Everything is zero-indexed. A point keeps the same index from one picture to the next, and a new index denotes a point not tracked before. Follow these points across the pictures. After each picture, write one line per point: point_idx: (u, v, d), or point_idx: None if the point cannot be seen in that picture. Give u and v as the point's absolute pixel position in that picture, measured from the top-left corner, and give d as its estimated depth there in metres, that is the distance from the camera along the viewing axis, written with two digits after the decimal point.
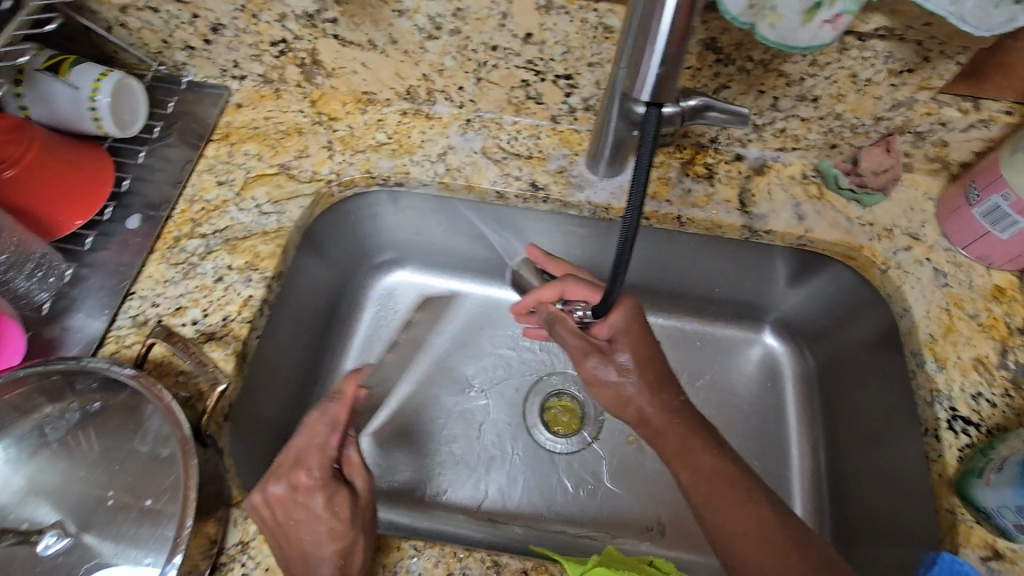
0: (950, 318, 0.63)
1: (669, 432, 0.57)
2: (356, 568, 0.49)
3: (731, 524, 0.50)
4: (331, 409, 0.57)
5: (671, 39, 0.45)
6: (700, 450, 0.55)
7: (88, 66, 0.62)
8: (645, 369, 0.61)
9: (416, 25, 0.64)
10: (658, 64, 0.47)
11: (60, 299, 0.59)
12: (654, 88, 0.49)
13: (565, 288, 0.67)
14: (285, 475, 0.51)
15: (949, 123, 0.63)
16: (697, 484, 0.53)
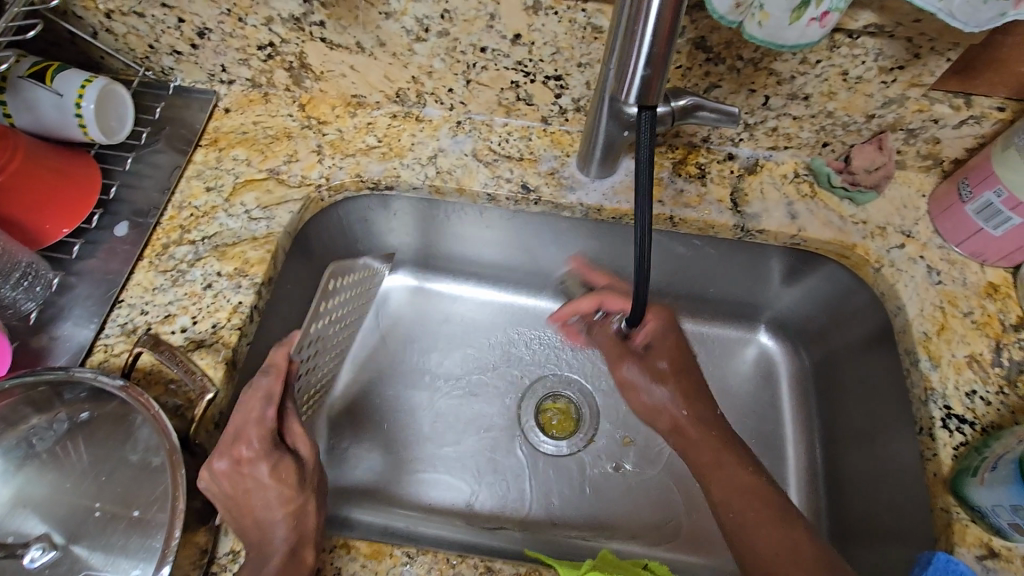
0: (944, 316, 0.63)
1: (703, 445, 0.59)
2: (310, 528, 0.50)
3: (758, 536, 0.53)
4: (265, 382, 0.51)
5: (656, 40, 0.47)
6: (735, 466, 0.57)
7: (73, 73, 0.61)
8: (680, 377, 0.63)
9: (404, 28, 0.63)
10: (643, 66, 0.49)
11: (48, 308, 0.58)
12: (641, 89, 0.51)
13: (602, 299, 0.68)
14: (228, 450, 0.49)
15: (941, 120, 0.63)
16: (728, 497, 0.56)
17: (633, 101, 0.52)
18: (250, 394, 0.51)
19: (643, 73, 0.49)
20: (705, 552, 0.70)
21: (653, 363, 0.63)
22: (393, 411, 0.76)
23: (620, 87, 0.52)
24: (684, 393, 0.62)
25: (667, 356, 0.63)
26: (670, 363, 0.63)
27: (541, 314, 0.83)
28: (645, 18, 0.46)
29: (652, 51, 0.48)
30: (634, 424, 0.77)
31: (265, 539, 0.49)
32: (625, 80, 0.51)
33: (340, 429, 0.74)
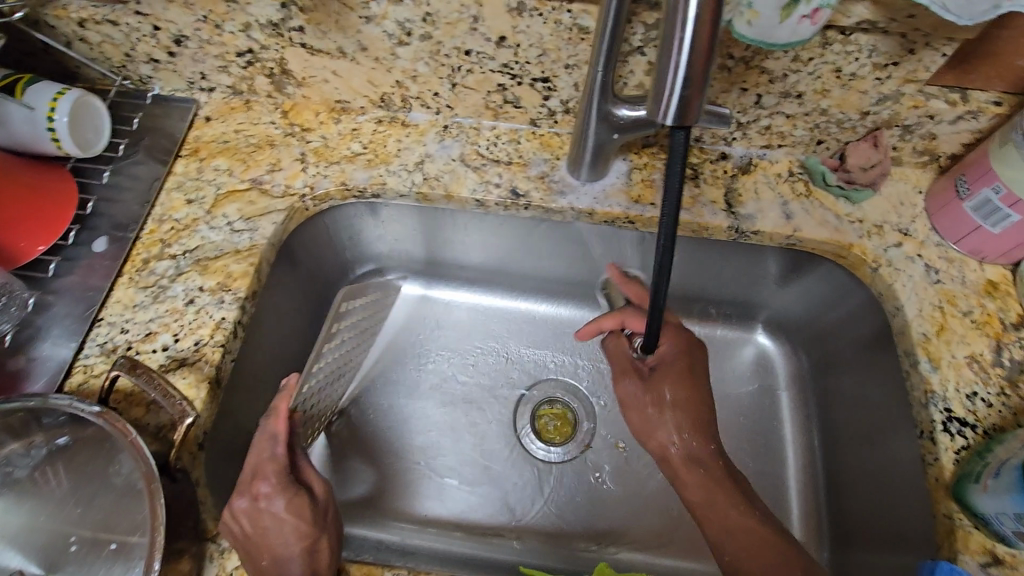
0: (943, 316, 0.62)
1: (695, 483, 0.58)
2: (325, 563, 0.48)
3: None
4: (270, 424, 0.52)
5: (694, 58, 0.39)
6: (730, 507, 0.56)
7: (45, 85, 0.60)
8: (684, 410, 0.60)
9: (385, 32, 0.61)
10: (682, 83, 0.40)
11: (24, 329, 0.56)
12: (679, 108, 0.41)
13: (626, 317, 0.66)
14: (245, 488, 0.49)
15: (937, 116, 0.62)
16: (722, 539, 0.55)
17: (668, 122, 0.42)
18: (259, 435, 0.52)
19: (682, 88, 0.40)
20: (706, 557, 0.69)
21: (657, 383, 0.62)
22: (386, 421, 0.74)
23: (653, 106, 0.42)
24: (684, 426, 0.60)
25: (674, 384, 0.61)
26: (673, 391, 0.61)
27: (534, 318, 0.81)
28: (685, 16, 0.37)
29: (694, 56, 0.38)
30: (632, 429, 0.75)
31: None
32: (659, 96, 0.41)
33: (332, 440, 0.73)
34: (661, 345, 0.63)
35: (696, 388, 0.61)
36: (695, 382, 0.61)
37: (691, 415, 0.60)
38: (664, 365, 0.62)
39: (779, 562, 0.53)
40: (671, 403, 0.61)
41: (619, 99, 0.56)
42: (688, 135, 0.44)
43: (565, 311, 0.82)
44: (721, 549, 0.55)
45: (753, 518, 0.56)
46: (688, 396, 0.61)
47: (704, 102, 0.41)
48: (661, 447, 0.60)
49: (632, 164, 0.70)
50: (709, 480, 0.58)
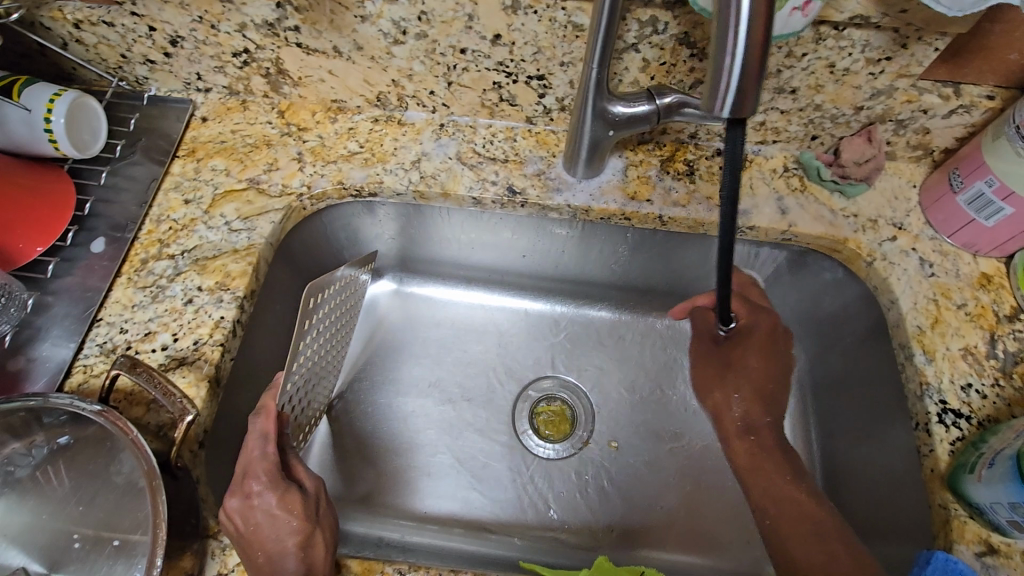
0: (938, 308, 0.62)
1: (745, 450, 0.64)
2: (320, 558, 0.48)
3: (795, 543, 0.56)
4: (260, 421, 0.52)
5: (750, 51, 0.38)
6: (778, 474, 0.61)
7: (41, 87, 0.60)
8: (753, 383, 0.66)
9: (381, 31, 0.62)
10: (738, 81, 0.39)
11: (23, 330, 0.56)
12: (734, 100, 0.40)
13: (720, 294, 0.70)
14: (237, 487, 0.49)
15: (930, 110, 0.62)
16: (765, 500, 0.60)
17: (724, 115, 0.41)
18: (248, 434, 0.52)
19: (737, 81, 0.39)
20: (706, 552, 0.69)
21: (732, 355, 0.68)
22: (386, 420, 0.75)
23: (709, 99, 0.41)
24: (748, 395, 0.66)
25: (747, 355, 0.67)
26: (742, 360, 0.67)
27: (533, 316, 0.82)
28: (739, 9, 0.36)
29: (748, 49, 0.37)
30: (630, 426, 0.76)
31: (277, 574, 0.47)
32: (714, 93, 0.41)
33: (332, 440, 0.73)
34: (742, 320, 0.68)
35: (768, 367, 0.67)
36: (767, 362, 0.67)
37: (756, 389, 0.66)
38: (740, 339, 0.68)
39: (815, 530, 0.56)
40: (741, 376, 0.67)
41: (613, 96, 0.57)
42: (744, 129, 0.45)
43: (563, 309, 0.82)
44: (761, 510, 0.60)
45: (797, 490, 0.59)
46: (757, 372, 0.67)
47: (760, 89, 0.40)
48: (721, 413, 0.68)
49: (628, 161, 0.70)
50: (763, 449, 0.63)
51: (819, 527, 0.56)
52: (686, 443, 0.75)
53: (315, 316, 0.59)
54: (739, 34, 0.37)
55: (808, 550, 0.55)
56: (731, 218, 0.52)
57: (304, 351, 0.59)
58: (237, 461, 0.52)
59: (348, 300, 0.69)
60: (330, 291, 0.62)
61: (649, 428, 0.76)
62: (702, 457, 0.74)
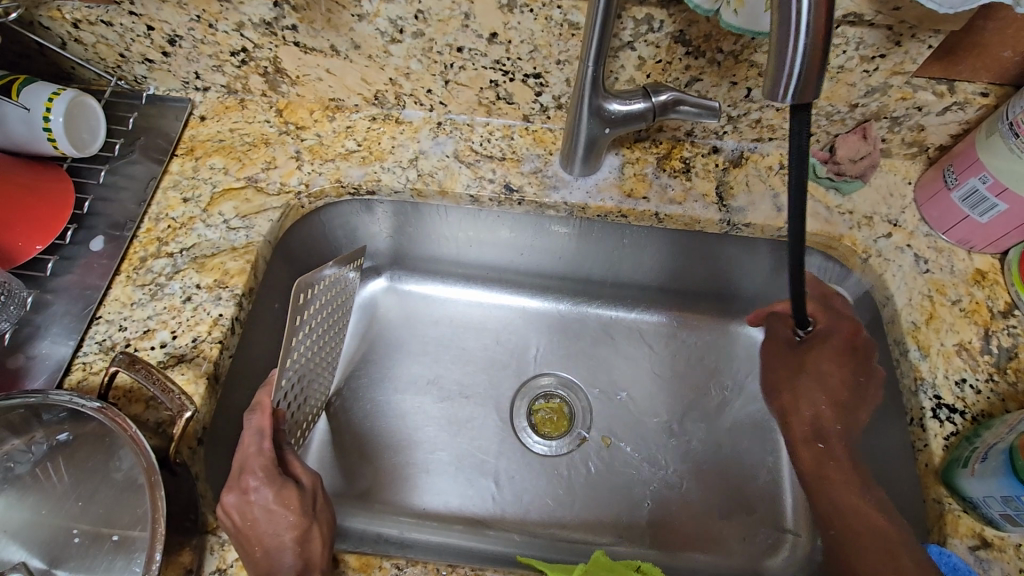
0: (932, 304, 0.63)
1: (810, 455, 0.63)
2: (318, 552, 0.48)
3: (860, 558, 0.54)
4: (257, 417, 0.53)
5: (813, 31, 0.35)
6: (848, 487, 0.59)
7: (40, 86, 0.60)
8: (827, 390, 0.64)
9: (378, 30, 0.62)
10: (801, 63, 0.36)
11: (22, 328, 0.57)
12: (797, 87, 0.37)
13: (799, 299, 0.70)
14: (234, 483, 0.49)
15: (925, 107, 0.62)
16: (828, 513, 0.58)
17: (787, 102, 0.38)
18: (243, 432, 0.52)
19: (800, 67, 0.36)
20: (705, 548, 0.69)
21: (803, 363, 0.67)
22: (385, 417, 0.75)
23: (770, 88, 0.39)
24: (819, 400, 0.65)
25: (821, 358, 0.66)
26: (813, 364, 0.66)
27: (531, 314, 0.82)
28: None
29: (810, 34, 0.35)
30: (628, 422, 0.76)
31: (275, 568, 0.47)
32: (777, 76, 0.38)
33: (331, 437, 0.74)
34: (819, 326, 0.67)
35: (845, 375, 0.64)
36: (842, 372, 0.64)
37: (827, 395, 0.64)
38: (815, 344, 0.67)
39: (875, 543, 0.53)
40: (814, 380, 0.65)
41: (609, 94, 0.57)
42: (809, 116, 0.43)
43: (560, 307, 0.82)
44: (826, 520, 0.58)
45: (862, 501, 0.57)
46: (827, 378, 0.65)
47: (824, 73, 0.37)
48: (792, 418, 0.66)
49: (625, 158, 0.71)
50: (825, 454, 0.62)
51: (884, 540, 0.53)
52: (683, 439, 0.75)
53: (306, 311, 0.60)
54: (800, 21, 0.35)
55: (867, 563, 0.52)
56: (800, 199, 0.50)
57: (297, 347, 0.59)
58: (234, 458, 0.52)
59: (340, 298, 0.69)
60: (321, 289, 0.62)
61: (647, 425, 0.76)
62: (699, 453, 0.74)
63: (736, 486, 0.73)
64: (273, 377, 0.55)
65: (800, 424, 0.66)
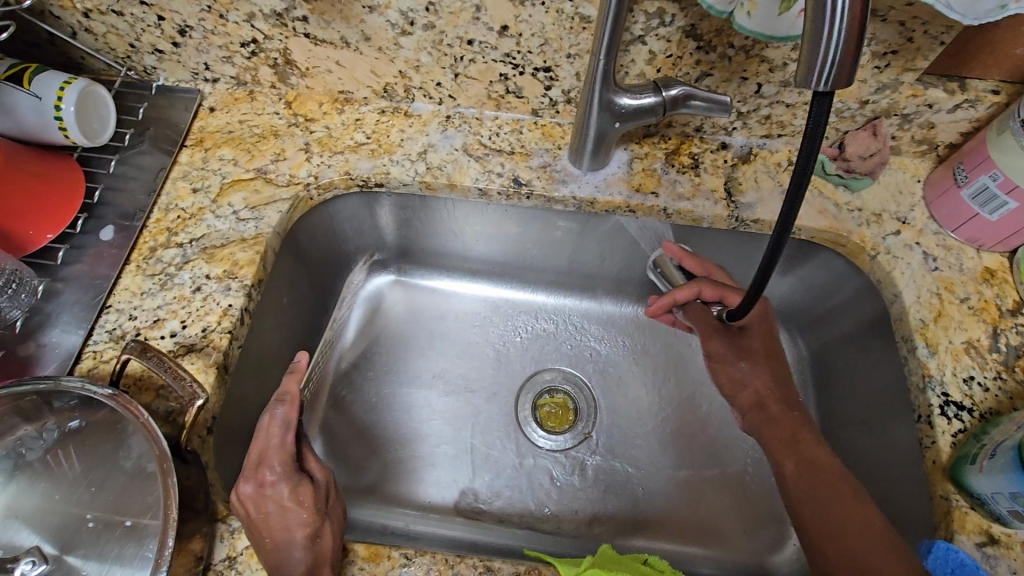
0: (941, 302, 0.63)
1: (775, 420, 0.64)
2: (329, 549, 0.48)
3: (829, 508, 0.56)
4: (282, 411, 0.53)
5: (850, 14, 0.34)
6: (815, 447, 0.61)
7: (51, 75, 0.60)
8: (774, 366, 0.67)
9: (389, 22, 0.62)
10: (838, 43, 0.35)
11: (34, 316, 0.57)
12: (833, 73, 0.36)
13: (702, 287, 0.70)
14: (251, 474, 0.50)
15: (936, 104, 0.62)
16: (798, 472, 0.60)
17: (821, 90, 0.37)
18: (270, 422, 0.53)
19: (836, 52, 0.35)
20: (708, 542, 0.70)
21: (745, 343, 0.69)
22: (390, 410, 0.75)
23: (802, 76, 0.37)
24: (776, 377, 0.67)
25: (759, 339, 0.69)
26: (762, 345, 0.69)
27: (536, 309, 0.82)
28: None
29: (847, 16, 0.34)
30: (631, 418, 0.76)
31: (283, 562, 0.47)
32: (810, 65, 0.36)
33: (336, 429, 0.74)
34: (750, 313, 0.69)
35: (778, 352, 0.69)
36: (774, 348, 0.69)
37: (773, 371, 0.67)
38: (749, 329, 0.69)
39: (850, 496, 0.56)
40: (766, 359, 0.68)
41: (619, 88, 0.57)
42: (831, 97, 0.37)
43: (566, 302, 0.82)
44: (793, 479, 0.60)
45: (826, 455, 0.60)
46: (760, 354, 0.68)
47: (858, 62, 0.36)
48: (762, 397, 0.66)
49: (633, 154, 0.71)
50: (786, 422, 0.63)
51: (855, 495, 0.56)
52: (688, 435, 0.75)
53: None
54: (835, 6, 0.34)
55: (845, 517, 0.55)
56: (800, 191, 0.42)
57: None
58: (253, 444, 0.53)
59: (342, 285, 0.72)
60: None
61: (646, 418, 0.76)
62: (682, 437, 0.75)
63: (740, 481, 0.73)
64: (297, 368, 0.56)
65: (771, 402, 0.66)
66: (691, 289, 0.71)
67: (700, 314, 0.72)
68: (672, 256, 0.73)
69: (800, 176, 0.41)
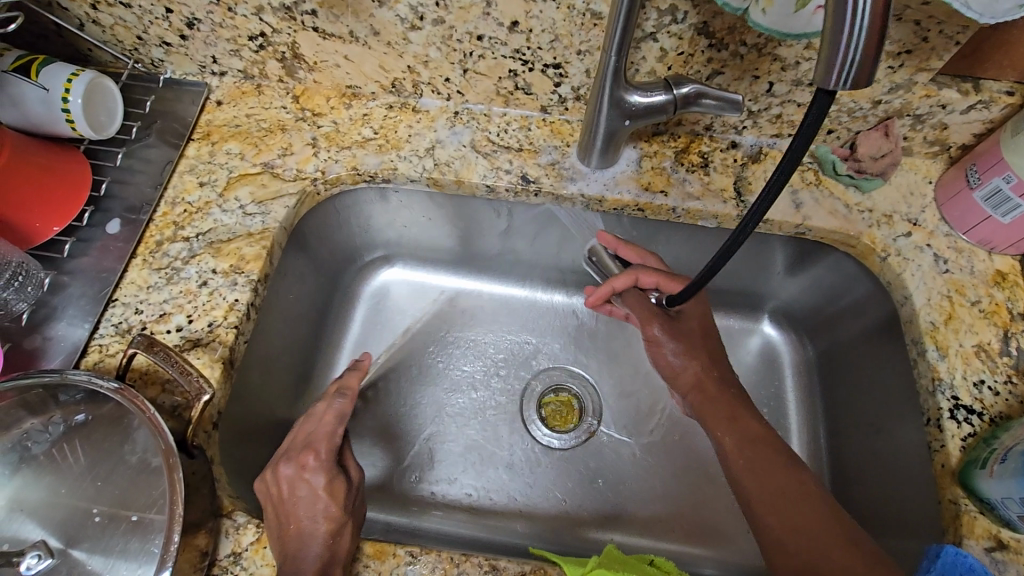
0: (952, 304, 0.62)
1: (709, 397, 0.65)
2: (344, 549, 0.49)
3: (768, 487, 0.56)
4: (341, 402, 0.60)
5: (874, 11, 0.34)
6: (751, 424, 0.61)
7: (59, 66, 0.60)
8: (708, 345, 0.68)
9: (398, 16, 0.61)
10: (862, 37, 0.34)
11: (40, 308, 0.57)
12: (854, 72, 0.35)
13: (639, 274, 0.69)
14: (295, 456, 0.54)
15: (949, 105, 0.61)
16: (736, 448, 0.60)
17: (841, 90, 0.36)
18: (326, 411, 0.59)
19: (857, 50, 0.35)
20: (712, 543, 0.70)
21: (680, 326, 0.69)
22: (396, 407, 0.75)
23: (822, 76, 0.37)
24: (712, 355, 0.68)
25: (693, 321, 0.70)
26: (697, 325, 0.69)
27: (541, 307, 0.82)
28: None
29: (870, 15, 0.34)
30: (637, 418, 0.76)
31: (300, 552, 0.48)
32: (832, 63, 0.36)
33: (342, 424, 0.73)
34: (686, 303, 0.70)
35: (711, 332, 0.70)
36: (707, 328, 0.69)
37: (709, 349, 0.68)
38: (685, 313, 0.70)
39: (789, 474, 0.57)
40: (702, 338, 0.69)
41: (630, 85, 0.57)
42: (832, 97, 0.38)
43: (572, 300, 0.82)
44: (732, 458, 0.60)
45: (762, 429, 0.61)
46: (695, 334, 0.69)
47: (878, 63, 0.36)
48: (701, 377, 0.67)
49: (642, 152, 0.70)
50: (724, 400, 0.64)
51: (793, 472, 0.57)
52: (692, 436, 0.75)
53: None
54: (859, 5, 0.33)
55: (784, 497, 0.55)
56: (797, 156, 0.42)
57: None
58: (305, 430, 0.58)
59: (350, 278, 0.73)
60: None
61: (649, 418, 0.76)
62: (685, 436, 0.75)
63: None
64: (359, 366, 0.66)
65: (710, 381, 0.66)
66: (627, 277, 0.69)
67: (638, 301, 0.71)
68: (607, 245, 0.73)
69: (794, 153, 0.42)
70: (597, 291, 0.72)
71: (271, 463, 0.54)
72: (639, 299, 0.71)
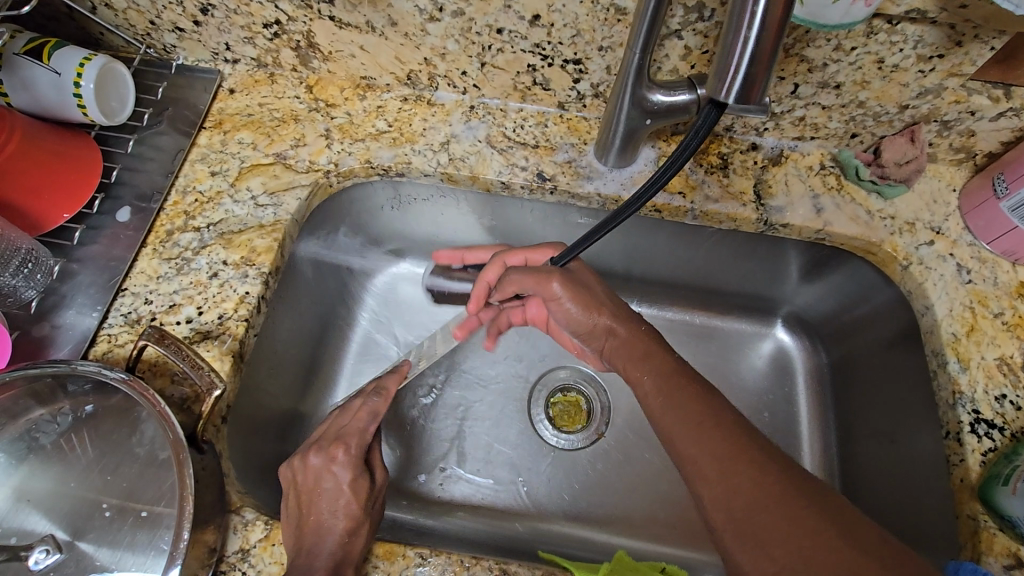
0: (974, 316, 0.61)
1: (622, 346, 0.58)
2: (356, 551, 0.48)
3: (686, 430, 0.46)
4: (376, 401, 0.58)
5: (765, 35, 0.39)
6: (668, 361, 0.53)
7: (71, 50, 0.59)
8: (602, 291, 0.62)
9: (417, 7, 0.60)
10: (748, 61, 0.40)
11: (49, 296, 0.56)
12: (744, 86, 0.42)
13: (504, 258, 0.69)
14: (326, 447, 0.53)
15: (979, 112, 0.60)
16: (652, 388, 0.51)
17: (732, 100, 0.42)
18: (356, 408, 0.57)
19: (751, 54, 0.40)
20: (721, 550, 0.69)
21: (579, 276, 0.62)
22: (406, 405, 0.74)
23: (715, 86, 0.43)
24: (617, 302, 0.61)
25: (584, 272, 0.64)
26: (591, 278, 0.63)
27: None
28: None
29: (759, 41, 0.39)
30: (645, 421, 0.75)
31: (315, 545, 0.47)
32: (722, 74, 0.42)
33: None
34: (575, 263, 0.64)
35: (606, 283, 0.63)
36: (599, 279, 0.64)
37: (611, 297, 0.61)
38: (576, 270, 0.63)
39: (710, 414, 0.46)
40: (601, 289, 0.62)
41: (653, 84, 0.55)
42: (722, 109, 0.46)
43: None
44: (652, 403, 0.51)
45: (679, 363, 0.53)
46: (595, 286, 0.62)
47: (773, 62, 0.41)
48: (612, 325, 0.59)
49: (661, 151, 0.69)
50: (637, 341, 0.57)
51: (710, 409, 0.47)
52: None
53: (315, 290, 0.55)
54: (756, 15, 0.39)
55: (707, 443, 0.45)
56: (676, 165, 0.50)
57: None
58: (339, 422, 0.56)
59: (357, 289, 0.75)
60: None
61: None
62: None
63: None
64: (398, 370, 0.64)
65: (623, 327, 0.58)
66: (497, 265, 0.69)
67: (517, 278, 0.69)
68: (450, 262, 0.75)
69: (675, 163, 0.49)
70: (474, 293, 0.70)
71: (297, 451, 0.53)
72: (529, 267, 0.65)
